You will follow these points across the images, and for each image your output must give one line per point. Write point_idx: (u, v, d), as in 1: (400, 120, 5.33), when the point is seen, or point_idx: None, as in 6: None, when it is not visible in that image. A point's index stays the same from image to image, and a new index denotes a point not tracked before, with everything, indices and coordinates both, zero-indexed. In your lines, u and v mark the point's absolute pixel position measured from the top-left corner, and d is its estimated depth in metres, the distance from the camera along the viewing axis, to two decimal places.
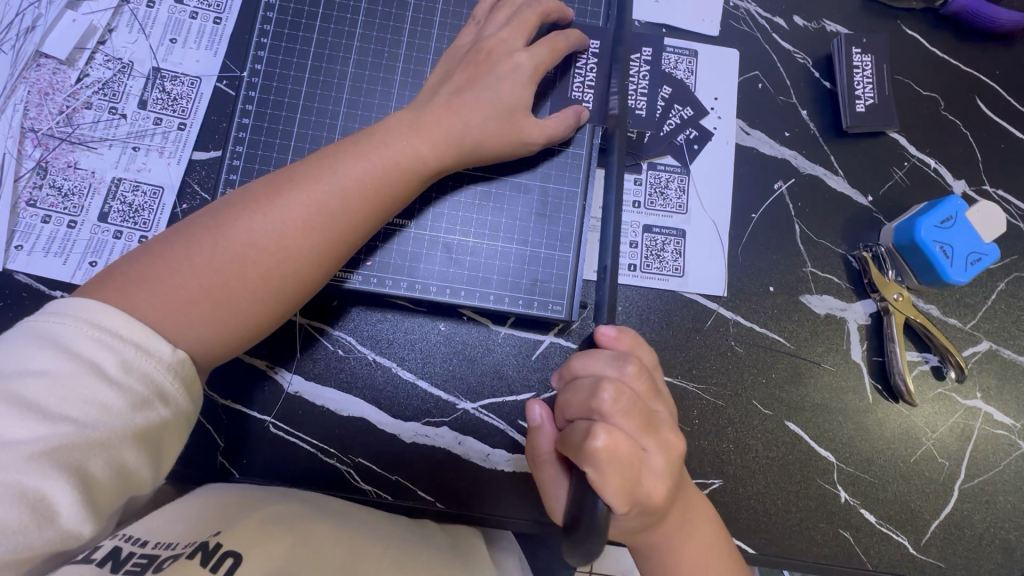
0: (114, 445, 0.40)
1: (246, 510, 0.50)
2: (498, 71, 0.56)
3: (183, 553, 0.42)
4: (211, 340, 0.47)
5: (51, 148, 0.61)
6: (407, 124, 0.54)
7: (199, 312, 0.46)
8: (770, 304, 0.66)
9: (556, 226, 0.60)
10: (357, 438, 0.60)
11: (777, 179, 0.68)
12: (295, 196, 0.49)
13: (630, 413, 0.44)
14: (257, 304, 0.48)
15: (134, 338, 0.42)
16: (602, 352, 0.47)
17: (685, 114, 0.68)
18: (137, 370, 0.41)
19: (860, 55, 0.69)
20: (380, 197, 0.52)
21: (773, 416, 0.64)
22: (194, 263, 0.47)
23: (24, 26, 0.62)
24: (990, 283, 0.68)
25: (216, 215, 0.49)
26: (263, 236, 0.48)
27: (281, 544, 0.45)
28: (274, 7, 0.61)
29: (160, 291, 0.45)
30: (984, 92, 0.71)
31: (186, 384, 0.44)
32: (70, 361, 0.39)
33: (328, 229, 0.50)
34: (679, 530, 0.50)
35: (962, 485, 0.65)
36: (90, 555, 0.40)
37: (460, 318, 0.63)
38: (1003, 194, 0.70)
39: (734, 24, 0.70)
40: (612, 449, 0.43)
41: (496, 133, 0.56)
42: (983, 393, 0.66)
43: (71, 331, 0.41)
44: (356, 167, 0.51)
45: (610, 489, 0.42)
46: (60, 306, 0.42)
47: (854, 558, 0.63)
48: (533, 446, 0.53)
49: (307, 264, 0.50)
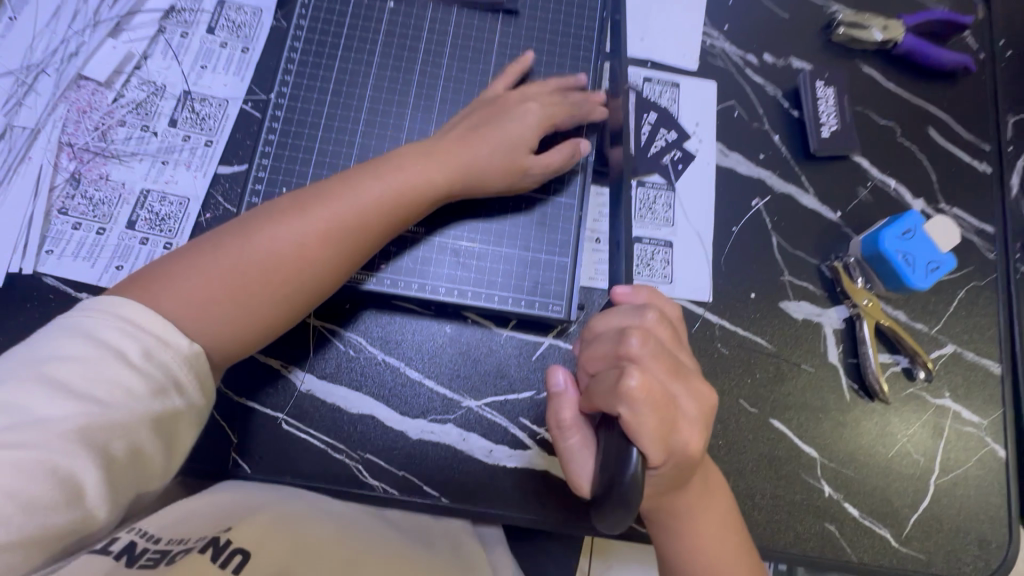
0: (133, 427, 0.43)
1: (244, 511, 0.52)
2: (510, 113, 0.63)
3: (195, 548, 0.44)
4: (221, 337, 0.50)
5: (85, 161, 0.65)
6: (425, 151, 0.60)
7: (219, 310, 0.50)
8: (753, 309, 0.71)
9: (555, 233, 0.66)
10: (366, 435, 0.63)
11: (754, 197, 0.74)
12: (316, 210, 0.54)
13: (660, 356, 0.44)
14: (272, 305, 0.52)
15: (155, 330, 0.46)
16: (622, 307, 0.48)
17: (669, 138, 0.75)
18: (157, 359, 0.45)
19: (823, 87, 0.77)
20: (392, 214, 0.57)
21: (759, 414, 0.68)
22: (218, 265, 0.51)
23: (68, 52, 0.67)
24: (952, 291, 0.74)
25: (243, 223, 0.53)
26: (282, 244, 0.52)
27: (288, 543, 0.48)
28: (300, 37, 0.68)
29: (181, 288, 0.49)
30: (935, 121, 0.79)
31: (200, 377, 0.48)
32: (97, 348, 0.43)
33: (343, 240, 0.54)
34: (700, 490, 0.52)
35: (936, 479, 0.69)
36: (107, 547, 0.41)
37: (465, 320, 0.67)
38: (958, 212, 0.77)
39: (711, 59, 0.78)
40: (648, 391, 0.41)
41: (503, 164, 0.61)
42: (951, 393, 0.71)
43: (98, 323, 0.44)
44: (374, 187, 0.56)
45: (646, 432, 0.40)
46: (87, 304, 0.46)
47: (840, 550, 0.66)
48: (553, 415, 0.51)
49: (321, 270, 0.54)
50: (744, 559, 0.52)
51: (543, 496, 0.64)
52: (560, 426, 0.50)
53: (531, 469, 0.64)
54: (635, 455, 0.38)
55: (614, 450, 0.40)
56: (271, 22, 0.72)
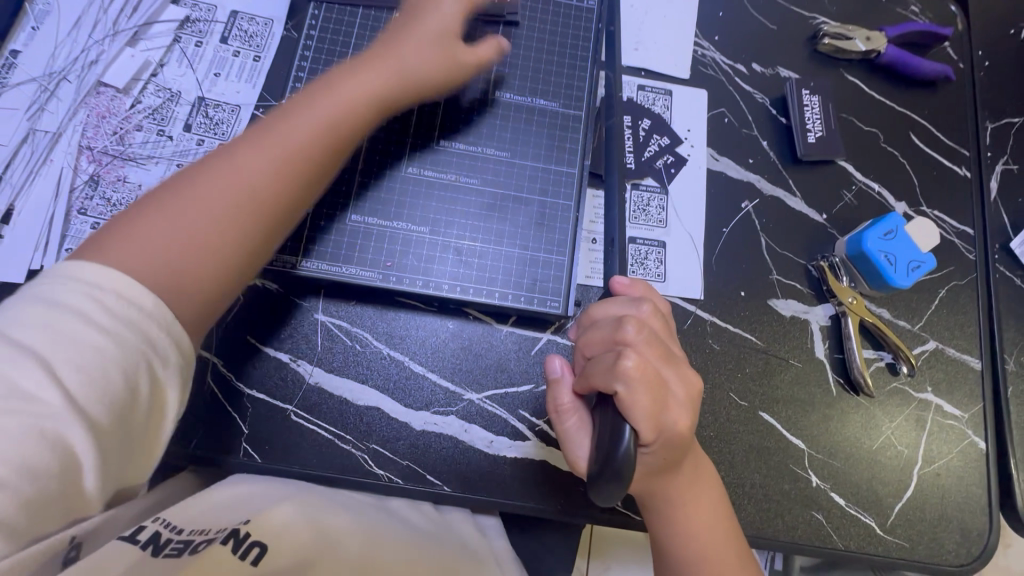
0: (109, 388, 0.42)
1: (261, 498, 0.57)
2: (427, 15, 0.65)
3: (216, 539, 0.50)
4: (190, 279, 0.49)
5: (103, 164, 0.68)
6: (358, 67, 0.61)
7: (176, 242, 0.49)
8: (743, 306, 0.74)
9: (553, 233, 0.68)
10: (372, 426, 0.66)
11: (743, 200, 0.78)
12: (261, 141, 0.55)
13: (654, 345, 0.47)
14: (230, 231, 0.52)
15: (114, 286, 0.44)
16: (620, 297, 0.51)
17: (663, 143, 0.78)
18: (121, 318, 0.44)
19: (809, 95, 0.80)
20: (336, 127, 0.58)
21: (750, 407, 0.71)
22: (170, 203, 0.51)
23: (89, 60, 0.71)
24: (933, 289, 0.77)
25: (187, 172, 0.54)
26: (232, 171, 0.53)
27: (302, 535, 0.53)
28: (310, 47, 0.71)
29: (136, 239, 0.48)
30: (917, 128, 0.83)
31: (176, 334, 0.46)
32: (61, 312, 0.43)
33: (292, 164, 0.55)
34: (691, 480, 0.53)
35: (918, 470, 0.72)
36: (135, 535, 0.47)
37: (467, 316, 0.70)
38: (940, 214, 0.80)
39: (702, 68, 0.82)
40: (643, 372, 0.44)
41: (435, 65, 0.64)
42: (933, 387, 0.74)
43: (61, 287, 0.44)
44: (312, 106, 0.58)
45: (641, 410, 0.43)
46: (48, 271, 0.45)
47: (827, 537, 0.68)
48: (551, 399, 0.54)
49: (273, 189, 0.54)
50: (732, 542, 0.54)
51: (542, 486, 0.66)
52: (558, 409, 0.53)
53: (529, 459, 0.67)
54: (627, 432, 0.42)
55: (609, 428, 0.44)
56: (281, 32, 0.75)
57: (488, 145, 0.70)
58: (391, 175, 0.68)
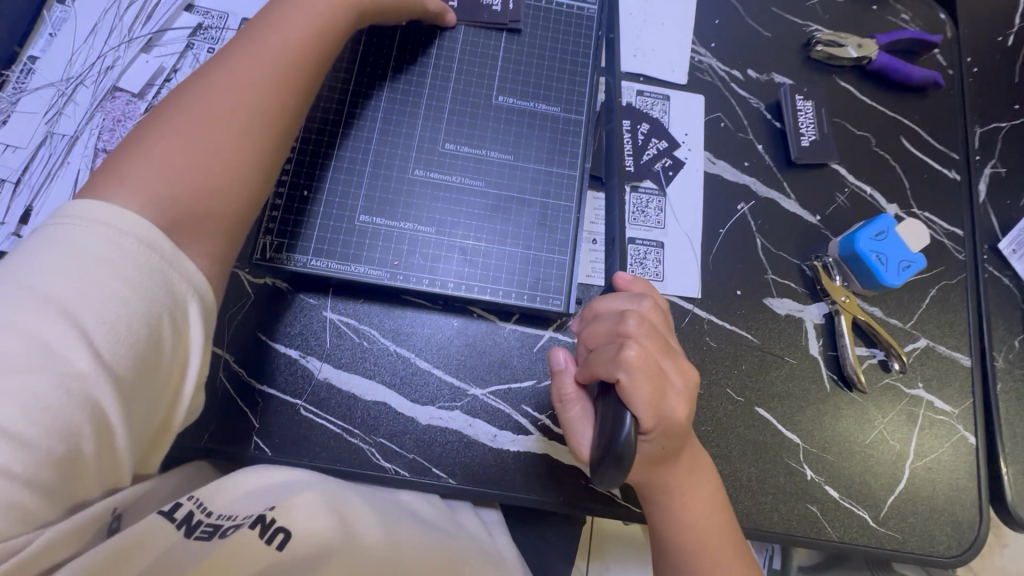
0: (135, 342, 0.41)
1: (290, 487, 0.56)
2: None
3: (244, 523, 0.50)
4: (213, 193, 0.50)
5: None
6: None
7: (178, 163, 0.49)
8: (739, 305, 0.76)
9: (555, 234, 0.71)
10: (380, 421, 0.68)
11: (739, 201, 0.80)
12: (241, 57, 0.55)
13: (654, 337, 0.49)
14: (234, 146, 0.52)
15: (133, 229, 0.43)
16: (621, 292, 0.53)
17: (661, 146, 0.81)
18: (144, 266, 0.43)
19: (803, 100, 0.83)
20: (315, 41, 0.58)
21: (746, 402, 0.73)
22: (162, 129, 0.50)
23: (105, 66, 0.73)
24: (924, 289, 0.80)
25: (176, 95, 0.53)
26: (224, 90, 0.53)
27: (325, 523, 0.53)
28: None
29: (145, 161, 0.48)
30: (908, 133, 0.85)
31: (199, 287, 0.46)
32: (80, 258, 0.41)
33: (285, 73, 0.56)
34: (688, 471, 0.55)
35: (910, 464, 0.74)
36: (171, 512, 0.48)
37: (471, 314, 0.72)
38: (930, 216, 0.83)
39: (699, 74, 0.84)
40: (644, 363, 0.46)
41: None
42: (925, 384, 0.76)
43: (77, 229, 0.42)
44: (284, 21, 0.58)
45: (641, 399, 0.45)
46: (55, 214, 0.43)
47: (821, 529, 0.70)
48: (555, 390, 0.56)
49: (268, 104, 0.54)
50: (728, 533, 0.56)
51: (545, 479, 0.68)
52: (562, 398, 0.55)
53: (532, 453, 0.69)
54: (628, 420, 0.44)
55: (611, 417, 0.46)
56: None
57: (492, 148, 0.72)
58: (397, 178, 0.70)
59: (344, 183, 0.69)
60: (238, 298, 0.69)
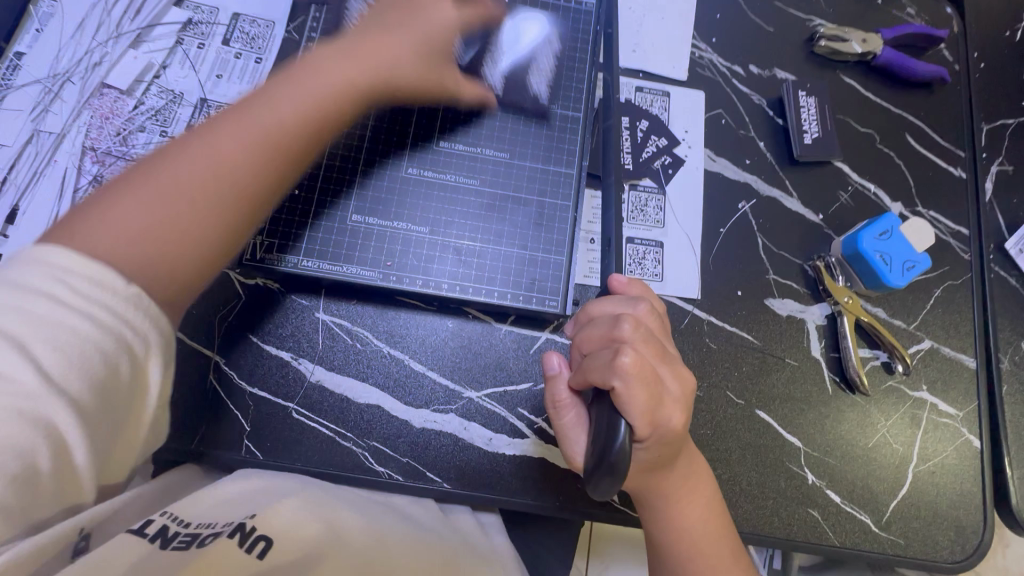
0: (89, 373, 0.40)
1: (271, 496, 0.56)
2: (421, 13, 0.65)
3: (222, 532, 0.49)
4: (173, 267, 0.48)
5: (107, 164, 0.69)
6: (337, 53, 0.60)
7: (141, 236, 0.47)
8: (739, 305, 0.75)
9: (551, 233, 0.69)
10: (372, 424, 0.67)
11: (740, 200, 0.78)
12: (236, 128, 0.53)
13: (650, 341, 0.47)
14: (203, 223, 0.50)
15: (82, 269, 0.42)
16: (616, 295, 0.51)
17: (660, 144, 0.79)
18: (93, 301, 0.42)
19: (805, 97, 0.81)
20: (315, 120, 0.56)
21: (746, 405, 0.72)
22: (137, 196, 0.48)
23: (92, 62, 0.71)
24: (929, 289, 0.78)
25: (162, 157, 0.51)
26: (205, 161, 0.51)
27: (305, 532, 0.52)
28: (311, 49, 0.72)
29: (114, 215, 0.47)
30: (913, 129, 0.84)
31: (155, 317, 0.44)
32: (31, 296, 0.40)
33: (275, 152, 0.54)
34: (685, 477, 0.54)
35: (913, 467, 0.72)
36: (144, 529, 0.47)
37: (466, 315, 0.70)
38: (935, 214, 0.81)
39: (699, 70, 0.83)
40: (640, 368, 0.45)
41: (423, 63, 0.64)
42: (928, 385, 0.75)
43: (29, 270, 0.42)
44: (289, 94, 0.56)
45: (635, 406, 0.44)
46: (15, 255, 0.43)
47: (823, 534, 0.69)
48: (549, 395, 0.54)
49: (248, 183, 0.52)
50: (727, 538, 0.55)
51: (540, 482, 0.67)
52: (556, 403, 0.54)
53: (528, 456, 0.67)
54: (622, 427, 0.42)
55: (605, 423, 0.44)
56: (282, 34, 0.76)
57: (487, 146, 0.71)
58: (391, 176, 0.68)
59: (337, 181, 0.68)
60: (227, 299, 0.68)
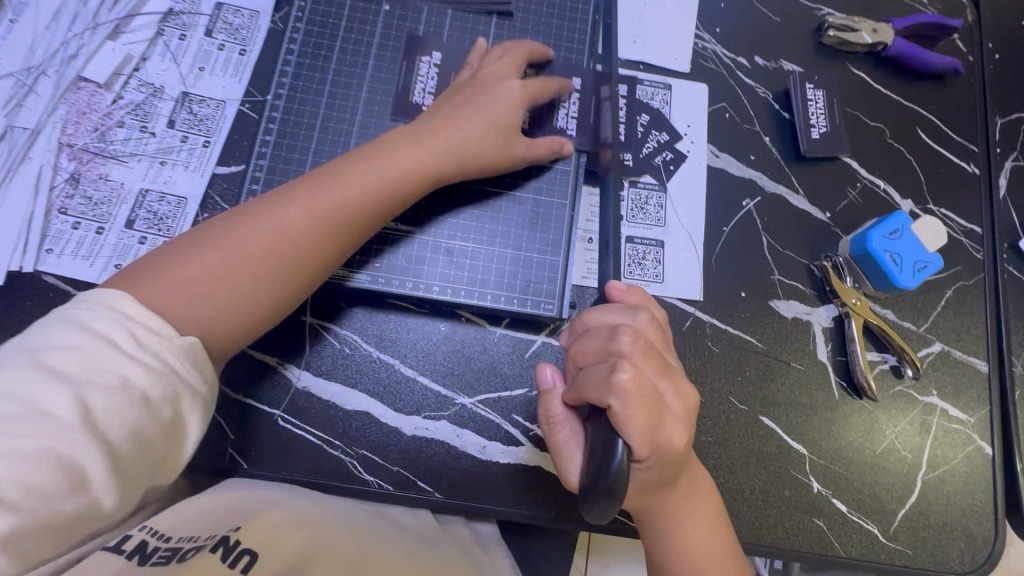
0: (135, 416, 0.44)
1: (260, 505, 0.56)
2: (493, 91, 0.63)
3: (204, 546, 0.48)
4: (225, 326, 0.52)
5: (84, 161, 0.66)
6: (410, 136, 0.60)
7: (204, 298, 0.51)
8: (743, 308, 0.72)
9: (547, 233, 0.66)
10: (360, 432, 0.64)
11: (745, 198, 0.75)
12: (303, 197, 0.55)
13: (649, 354, 0.45)
14: (258, 290, 0.53)
15: (145, 321, 0.47)
16: (613, 305, 0.49)
17: (661, 139, 0.76)
18: (148, 347, 0.46)
19: (813, 90, 0.78)
20: (377, 202, 0.57)
21: (750, 411, 0.69)
22: (205, 254, 0.52)
23: (68, 54, 0.69)
24: (940, 290, 0.75)
25: (234, 217, 0.54)
26: (271, 230, 0.54)
27: (292, 545, 0.52)
28: (296, 40, 0.69)
29: (183, 273, 0.51)
30: (924, 123, 0.80)
31: (201, 368, 0.49)
32: (92, 337, 0.44)
33: (335, 231, 0.56)
34: (687, 495, 0.51)
35: (922, 475, 0.70)
36: (120, 545, 0.45)
37: (459, 318, 0.68)
38: (947, 212, 0.78)
39: (703, 62, 0.79)
40: (639, 386, 0.42)
41: (491, 144, 0.62)
42: (938, 390, 0.72)
43: (93, 313, 0.46)
44: (357, 174, 0.57)
45: (634, 426, 0.41)
46: (82, 296, 0.47)
47: (828, 545, 0.67)
48: (543, 410, 0.52)
49: (305, 257, 0.55)
50: (729, 555, 0.52)
51: (536, 492, 0.64)
52: (550, 419, 0.51)
53: (524, 465, 0.65)
54: (620, 446, 0.39)
55: (601, 442, 0.41)
56: (268, 25, 0.73)
57: None
58: None
59: None
60: None
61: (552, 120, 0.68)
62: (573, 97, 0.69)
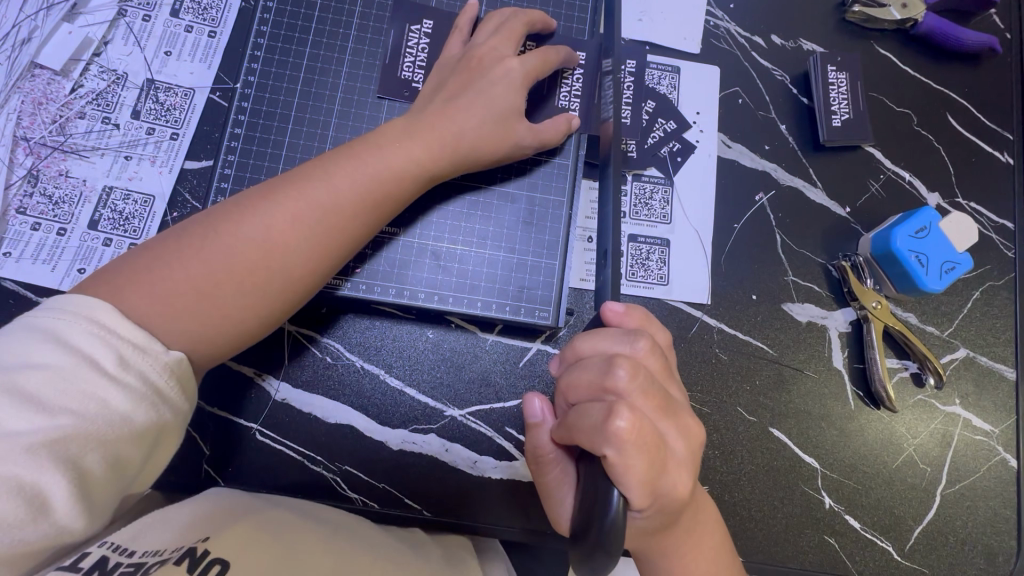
0: (111, 441, 0.39)
1: (236, 515, 0.47)
2: (489, 77, 0.56)
3: (170, 559, 0.39)
4: (208, 341, 0.47)
5: (43, 156, 0.61)
6: (404, 131, 0.54)
7: (182, 309, 0.45)
8: (755, 312, 0.67)
9: (543, 234, 0.61)
10: (344, 446, 0.60)
11: (758, 191, 0.70)
12: (289, 196, 0.49)
13: (649, 391, 0.40)
14: (241, 300, 0.48)
15: (126, 334, 0.42)
16: (611, 330, 0.44)
17: (668, 127, 0.70)
18: (133, 366, 0.41)
19: (835, 72, 0.71)
20: (371, 203, 0.52)
21: (758, 423, 0.65)
22: (183, 260, 0.46)
23: (21, 37, 0.63)
24: (967, 292, 0.70)
25: (215, 218, 0.49)
26: (256, 233, 0.48)
27: (271, 551, 0.42)
28: (268, 21, 0.63)
29: (158, 281, 0.45)
30: (955, 109, 0.74)
31: (183, 386, 0.44)
32: (68, 355, 0.39)
33: (328, 235, 0.50)
34: (691, 528, 0.47)
35: (942, 490, 0.66)
36: (78, 563, 0.37)
37: (448, 325, 0.63)
38: (976, 206, 0.72)
39: (715, 41, 0.73)
40: (637, 432, 0.38)
41: (491, 137, 0.56)
42: (962, 399, 0.68)
43: (69, 326, 0.40)
44: (348, 172, 0.51)
45: (633, 476, 0.38)
46: (55, 301, 0.42)
47: (840, 564, 0.63)
48: (532, 446, 0.48)
49: (295, 262, 0.49)
50: None
51: (529, 509, 0.61)
52: (541, 458, 0.48)
53: (517, 480, 0.61)
54: (615, 496, 0.35)
55: (594, 492, 0.37)
56: (238, 4, 0.67)
57: None
58: None
59: None
60: None
61: (553, 98, 0.63)
62: (575, 73, 0.63)
